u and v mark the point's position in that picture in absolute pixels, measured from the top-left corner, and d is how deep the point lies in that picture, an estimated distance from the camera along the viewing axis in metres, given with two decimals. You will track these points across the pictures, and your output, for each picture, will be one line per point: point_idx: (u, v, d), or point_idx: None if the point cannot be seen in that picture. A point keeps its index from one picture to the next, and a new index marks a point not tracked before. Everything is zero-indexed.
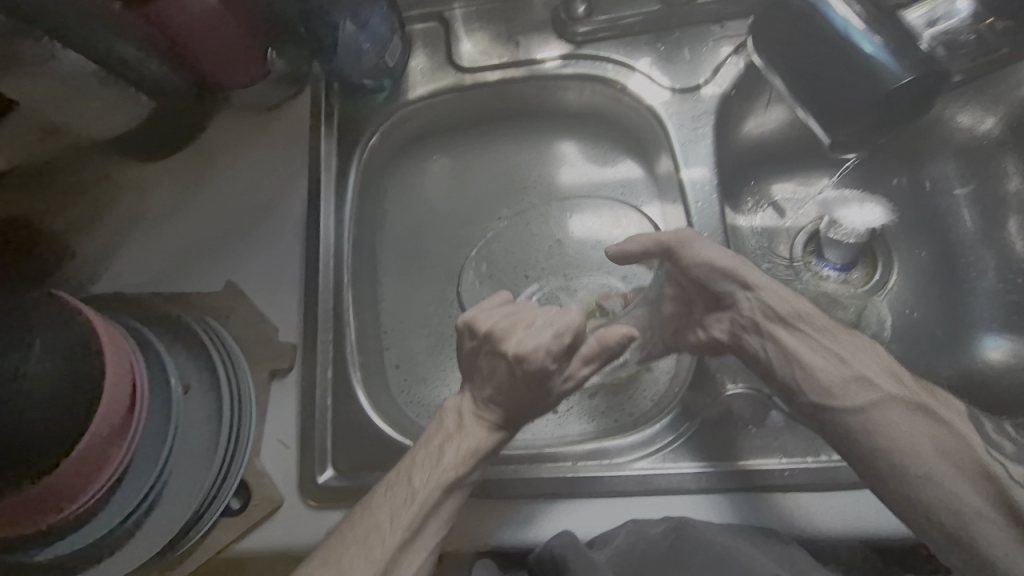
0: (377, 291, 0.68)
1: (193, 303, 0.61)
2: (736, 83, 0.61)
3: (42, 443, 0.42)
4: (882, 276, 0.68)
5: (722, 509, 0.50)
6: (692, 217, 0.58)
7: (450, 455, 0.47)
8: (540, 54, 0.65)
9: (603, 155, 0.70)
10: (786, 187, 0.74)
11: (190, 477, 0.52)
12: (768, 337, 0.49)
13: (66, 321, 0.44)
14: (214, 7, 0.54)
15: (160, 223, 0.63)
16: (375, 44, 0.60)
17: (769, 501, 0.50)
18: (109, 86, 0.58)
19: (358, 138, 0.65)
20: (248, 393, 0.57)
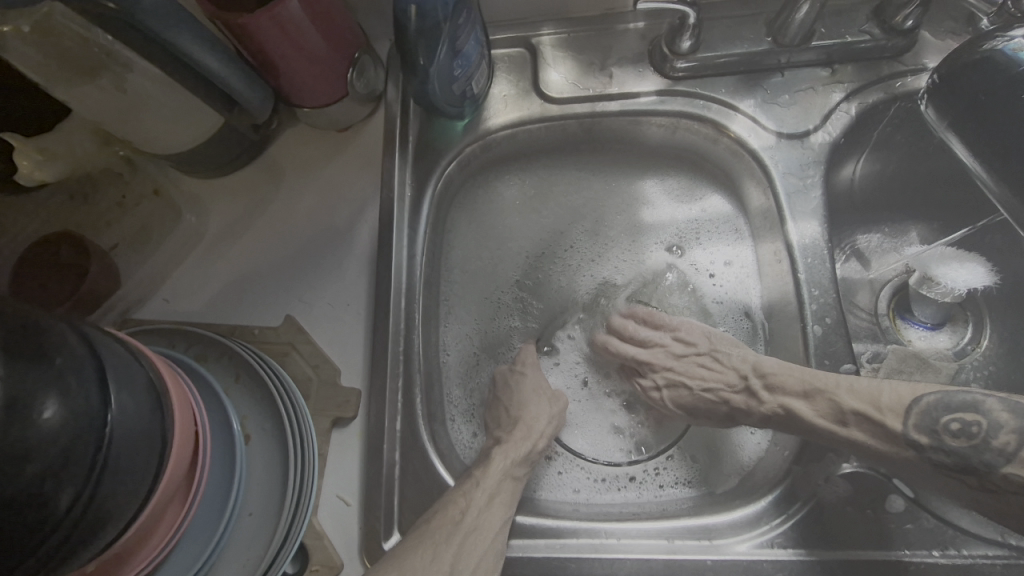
0: (439, 334, 0.61)
1: (251, 339, 0.56)
2: (848, 130, 0.58)
3: (112, 516, 0.34)
4: (966, 345, 0.61)
5: None
6: (799, 274, 0.56)
7: (501, 458, 0.52)
8: (635, 88, 0.61)
9: (691, 190, 0.66)
10: (874, 235, 0.65)
11: (249, 540, 0.47)
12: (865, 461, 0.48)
13: (133, 365, 0.38)
14: (305, 26, 0.51)
15: (224, 250, 0.61)
16: (466, 72, 0.56)
17: None
18: (185, 118, 0.53)
19: (434, 167, 0.62)
20: (310, 445, 0.50)
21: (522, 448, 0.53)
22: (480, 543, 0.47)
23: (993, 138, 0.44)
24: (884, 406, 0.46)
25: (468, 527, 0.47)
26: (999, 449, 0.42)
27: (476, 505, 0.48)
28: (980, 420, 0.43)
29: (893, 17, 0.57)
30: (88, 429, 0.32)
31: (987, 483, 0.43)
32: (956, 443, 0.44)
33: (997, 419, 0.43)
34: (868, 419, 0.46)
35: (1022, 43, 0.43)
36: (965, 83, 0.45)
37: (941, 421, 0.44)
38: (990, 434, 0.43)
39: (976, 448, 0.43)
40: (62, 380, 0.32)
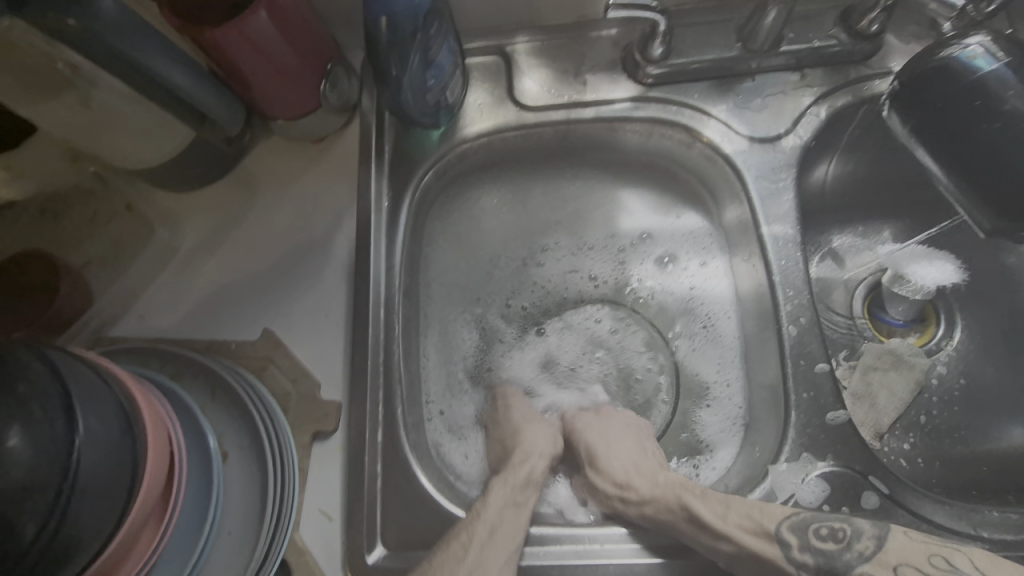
0: (418, 344, 0.61)
1: (229, 354, 0.55)
2: (818, 133, 0.59)
3: (84, 540, 0.34)
4: (939, 338, 0.63)
5: None
6: (773, 276, 0.57)
7: (501, 485, 0.52)
8: (608, 95, 0.61)
9: (666, 205, 0.67)
10: (849, 234, 0.67)
11: (229, 558, 0.47)
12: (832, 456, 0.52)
13: (102, 387, 0.37)
14: (274, 39, 0.51)
15: (200, 264, 0.60)
16: (439, 82, 0.56)
17: None
18: (155, 135, 0.53)
19: (411, 176, 0.61)
20: (290, 459, 0.50)
21: (522, 473, 0.54)
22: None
23: (955, 142, 0.45)
24: (764, 512, 0.47)
25: (471, 562, 0.46)
26: (859, 554, 0.45)
27: (482, 536, 0.48)
28: (846, 525, 0.46)
29: (858, 22, 0.58)
30: (53, 456, 0.32)
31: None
32: (823, 544, 0.46)
33: (857, 525, 0.46)
34: (751, 524, 0.47)
35: (976, 51, 0.45)
36: (924, 89, 0.46)
37: (811, 525, 0.46)
38: (852, 539, 0.46)
39: (840, 551, 0.45)
40: (23, 408, 0.32)
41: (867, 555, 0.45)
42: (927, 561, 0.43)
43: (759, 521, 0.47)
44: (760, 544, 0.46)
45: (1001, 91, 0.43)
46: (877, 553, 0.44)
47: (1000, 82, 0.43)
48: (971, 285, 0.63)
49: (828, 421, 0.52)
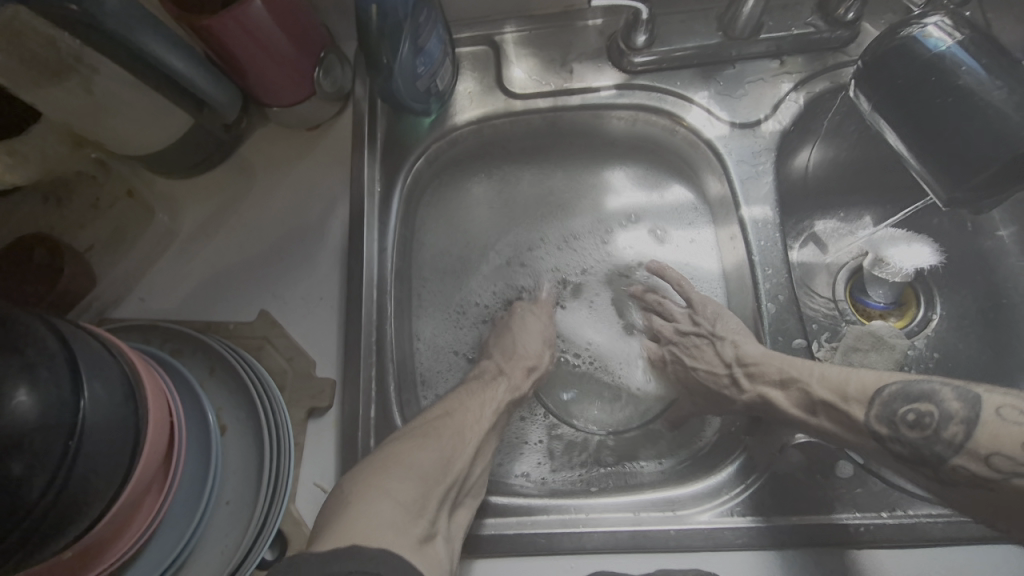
0: (412, 325, 0.63)
1: (226, 334, 0.57)
2: (797, 119, 0.61)
3: (86, 500, 0.35)
4: (923, 316, 0.64)
5: (779, 563, 0.49)
6: (753, 257, 0.59)
7: (506, 380, 0.58)
8: (594, 82, 0.63)
9: (654, 181, 0.68)
10: (829, 220, 0.67)
11: (228, 526, 0.49)
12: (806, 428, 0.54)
13: (107, 356, 0.39)
14: (270, 27, 0.52)
15: (198, 248, 0.62)
16: (429, 69, 0.58)
17: (799, 559, 0.49)
18: (154, 121, 0.55)
19: (403, 163, 0.63)
20: (286, 436, 0.52)
21: (519, 386, 0.59)
22: (483, 461, 0.54)
23: (910, 119, 0.49)
24: (850, 396, 0.48)
25: (478, 441, 0.53)
26: (950, 442, 0.43)
27: (484, 420, 0.55)
28: (933, 411, 0.45)
29: (836, 9, 0.60)
30: (61, 417, 0.34)
31: (945, 475, 0.44)
32: (911, 435, 0.45)
33: (949, 410, 0.44)
34: (837, 410, 0.49)
35: (931, 31, 0.48)
36: (890, 71, 0.49)
37: (898, 412, 0.46)
38: (940, 424, 0.44)
39: (927, 440, 0.44)
40: (32, 371, 0.34)
41: (957, 443, 0.43)
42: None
43: (843, 413, 0.49)
44: (850, 435, 0.49)
45: (954, 70, 0.47)
46: (967, 441, 0.42)
47: (953, 60, 0.47)
48: (947, 267, 0.64)
49: None
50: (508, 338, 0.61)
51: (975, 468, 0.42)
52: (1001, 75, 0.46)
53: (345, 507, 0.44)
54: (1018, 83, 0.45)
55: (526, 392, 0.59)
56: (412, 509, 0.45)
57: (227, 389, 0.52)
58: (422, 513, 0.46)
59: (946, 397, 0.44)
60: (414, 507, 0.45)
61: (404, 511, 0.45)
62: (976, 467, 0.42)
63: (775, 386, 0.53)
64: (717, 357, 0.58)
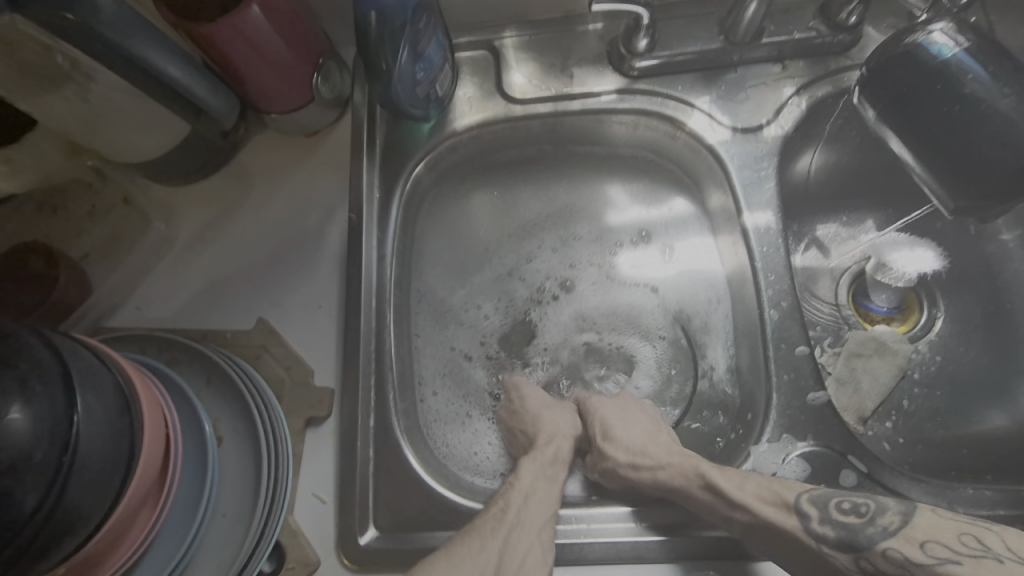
0: (412, 332, 0.62)
1: (224, 343, 0.57)
2: (799, 124, 0.61)
3: (81, 514, 0.35)
4: (925, 322, 0.63)
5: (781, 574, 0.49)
6: (756, 263, 0.58)
7: (530, 465, 0.54)
8: (595, 87, 0.63)
9: (654, 193, 0.68)
10: (832, 225, 0.67)
11: (225, 538, 0.48)
12: (809, 436, 0.53)
13: (102, 368, 0.38)
14: (268, 33, 0.52)
15: (195, 256, 0.61)
16: (429, 74, 0.57)
17: None
18: (151, 128, 0.54)
19: (402, 168, 0.63)
20: (284, 447, 0.51)
21: (548, 453, 0.55)
22: (525, 546, 0.47)
23: (917, 127, 0.49)
24: (783, 483, 0.48)
25: (506, 528, 0.47)
26: (883, 529, 0.44)
27: (516, 504, 0.50)
28: (870, 502, 0.46)
29: (837, 14, 0.59)
30: (55, 432, 0.33)
31: (869, 564, 0.43)
32: (845, 517, 0.45)
33: (883, 503, 0.46)
34: (771, 496, 0.47)
35: (937, 38, 0.47)
36: (893, 76, 0.49)
37: (832, 500, 0.46)
38: (876, 513, 0.45)
39: (862, 525, 0.44)
40: (25, 386, 0.33)
41: (892, 530, 0.43)
42: (957, 539, 0.42)
43: (777, 492, 0.47)
44: (782, 516, 0.46)
45: (960, 77, 0.46)
46: (903, 527, 0.43)
47: (960, 66, 0.46)
48: (951, 272, 0.64)
49: (808, 402, 0.54)
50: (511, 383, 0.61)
51: (907, 552, 0.42)
52: (1008, 79, 0.45)
53: None
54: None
55: (557, 459, 0.55)
56: None
57: (225, 399, 0.51)
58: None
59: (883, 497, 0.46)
60: None
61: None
62: (911, 552, 0.42)
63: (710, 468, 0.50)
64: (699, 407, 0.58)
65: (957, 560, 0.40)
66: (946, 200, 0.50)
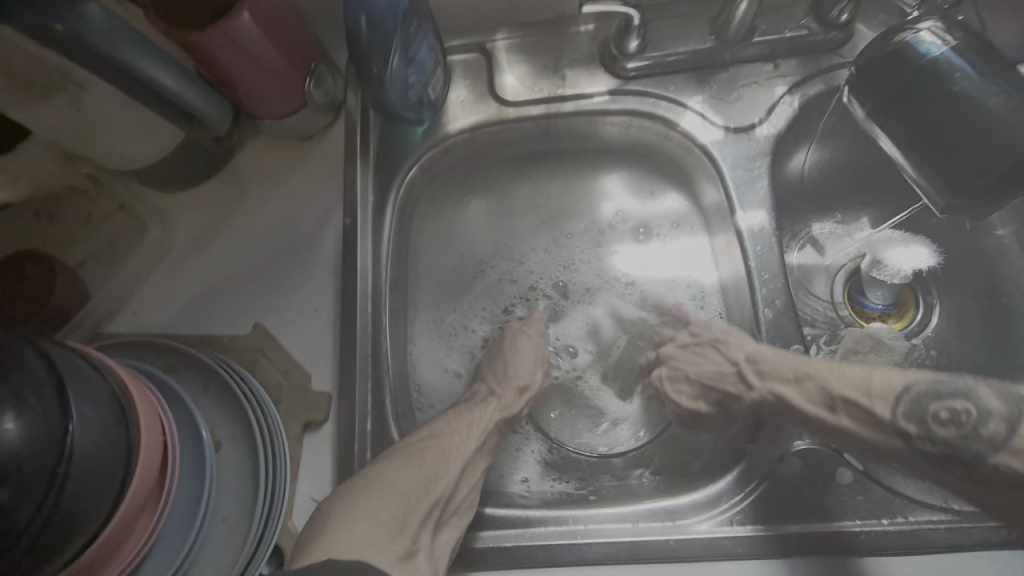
0: (409, 335, 0.63)
1: (221, 349, 0.57)
2: (792, 122, 0.61)
3: (78, 521, 0.35)
4: (921, 319, 0.63)
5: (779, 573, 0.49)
6: (749, 262, 0.58)
7: (494, 408, 0.58)
8: (587, 88, 0.63)
9: (650, 183, 0.67)
10: (826, 223, 0.67)
11: (225, 542, 0.48)
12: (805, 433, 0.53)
13: (97, 377, 0.39)
14: (259, 40, 0.52)
15: (191, 262, 0.61)
16: (421, 79, 0.57)
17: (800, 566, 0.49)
18: (145, 137, 0.55)
19: (396, 172, 0.63)
20: (282, 450, 0.51)
21: (512, 409, 0.59)
22: (470, 479, 0.54)
23: (906, 126, 0.49)
24: (874, 394, 0.51)
25: (463, 462, 0.53)
26: (991, 441, 0.46)
27: (473, 441, 0.55)
28: (970, 409, 0.49)
29: (829, 12, 0.59)
30: (50, 442, 0.34)
31: (981, 475, 0.47)
32: (946, 432, 0.48)
33: (984, 408, 0.48)
34: (858, 406, 0.51)
35: (925, 37, 0.48)
36: (882, 75, 0.49)
37: (929, 410, 0.50)
38: (979, 425, 0.48)
39: (964, 439, 0.48)
40: (20, 397, 0.34)
41: (998, 441, 0.46)
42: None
43: (873, 412, 0.51)
44: (882, 436, 0.50)
45: (949, 75, 0.46)
46: (1010, 438, 0.45)
47: (949, 64, 0.46)
48: (946, 268, 0.64)
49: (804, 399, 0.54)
50: (501, 362, 0.61)
51: (1018, 466, 0.45)
52: (997, 78, 0.45)
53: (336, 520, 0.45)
54: (1013, 87, 0.45)
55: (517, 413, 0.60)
56: (395, 527, 0.47)
57: (222, 404, 0.52)
58: (404, 530, 0.47)
59: (981, 396, 0.50)
60: (396, 526, 0.47)
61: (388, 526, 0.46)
62: (1018, 465, 0.45)
63: (788, 384, 0.55)
64: (721, 358, 0.60)
65: None
66: (937, 200, 0.50)
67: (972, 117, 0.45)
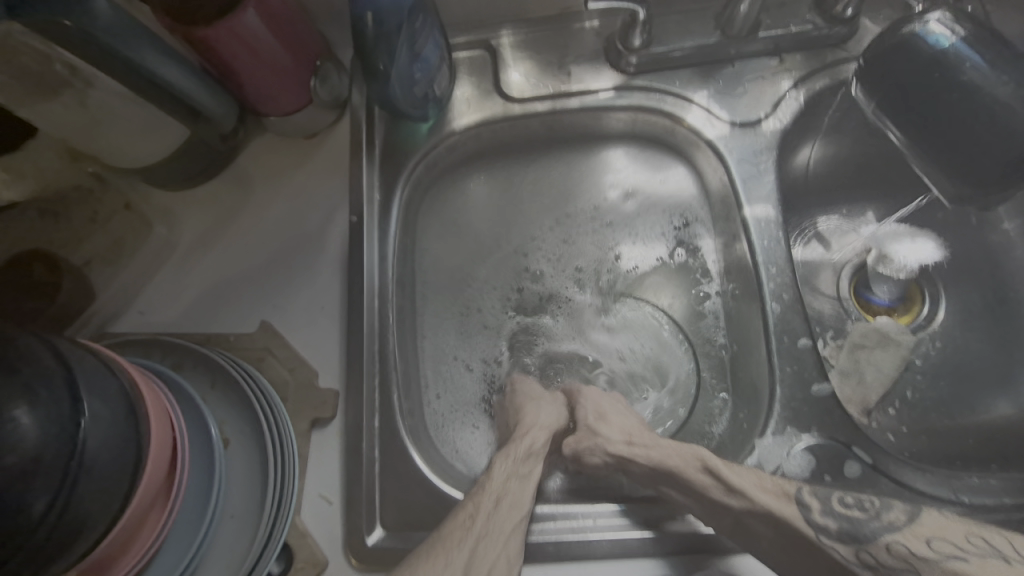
0: (415, 331, 0.63)
1: (228, 346, 0.57)
2: (797, 117, 0.61)
3: (90, 518, 0.35)
4: (927, 312, 0.63)
5: None
6: (756, 255, 0.58)
7: (504, 461, 0.52)
8: (592, 84, 0.63)
9: (656, 176, 0.67)
10: (831, 217, 0.67)
11: (234, 540, 0.48)
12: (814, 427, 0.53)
13: (106, 373, 0.38)
14: (265, 36, 0.52)
15: (197, 260, 0.61)
16: (427, 75, 0.57)
17: None
18: (151, 134, 0.55)
19: (402, 169, 0.63)
20: (290, 445, 0.51)
21: (523, 446, 0.54)
22: (495, 556, 0.46)
23: (914, 117, 0.49)
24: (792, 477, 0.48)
25: (476, 538, 0.47)
26: (887, 523, 0.45)
27: (486, 510, 0.49)
28: (875, 498, 0.47)
29: (834, 6, 0.59)
30: (61, 436, 0.34)
31: (873, 557, 0.44)
32: (848, 512, 0.46)
33: (889, 500, 0.47)
34: (786, 490, 0.47)
35: (933, 27, 0.48)
36: (890, 67, 0.49)
37: (834, 495, 0.47)
38: (881, 510, 0.46)
39: (867, 520, 0.45)
40: (31, 392, 0.33)
41: (898, 525, 0.44)
42: (966, 539, 0.42)
43: (781, 486, 0.48)
44: (785, 509, 0.46)
45: (957, 66, 0.46)
46: (909, 524, 0.44)
47: (958, 55, 0.46)
48: (951, 262, 0.64)
49: (812, 392, 0.54)
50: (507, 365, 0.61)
51: (912, 546, 0.43)
52: (1007, 68, 0.45)
53: None
54: (1023, 77, 0.45)
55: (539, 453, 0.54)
56: None
57: (230, 401, 0.52)
58: None
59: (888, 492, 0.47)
60: None
61: None
62: (911, 546, 0.43)
63: (718, 460, 0.50)
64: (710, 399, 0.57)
65: (962, 557, 0.41)
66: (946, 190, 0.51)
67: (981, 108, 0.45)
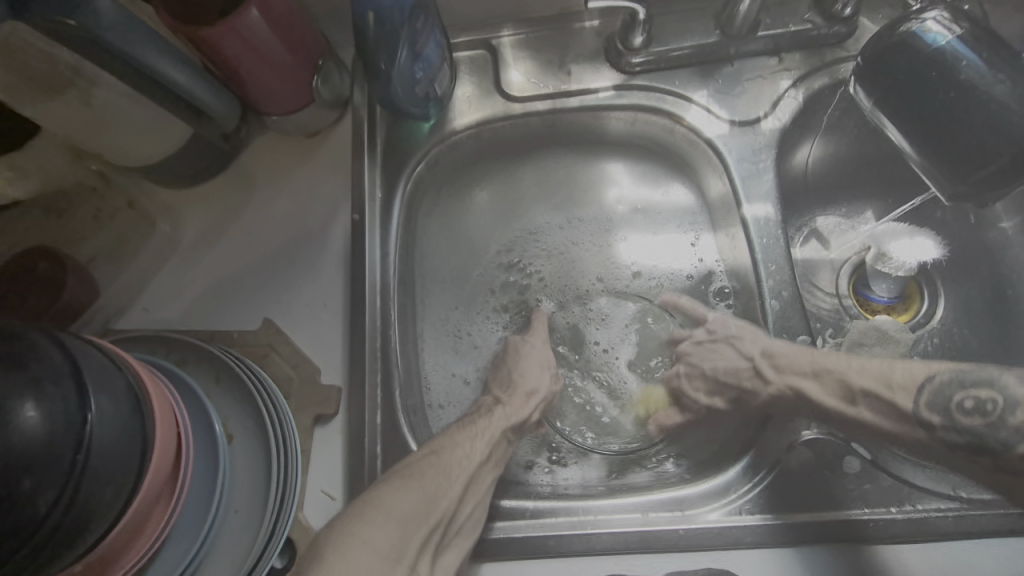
0: (416, 329, 0.63)
1: (231, 343, 0.57)
2: (796, 115, 0.61)
3: (97, 512, 0.36)
4: (927, 310, 0.64)
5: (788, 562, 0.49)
6: (755, 253, 0.59)
7: (501, 417, 0.56)
8: (593, 83, 0.63)
9: (657, 176, 0.68)
10: (829, 216, 0.67)
11: (238, 535, 0.49)
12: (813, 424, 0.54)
13: (113, 369, 0.39)
14: (267, 35, 0.53)
15: (200, 257, 0.62)
16: (428, 74, 0.58)
17: (809, 555, 0.49)
18: (155, 133, 0.55)
19: (403, 168, 0.63)
20: (293, 441, 0.51)
21: (521, 415, 0.57)
22: (473, 496, 0.51)
23: (912, 115, 0.49)
24: (895, 384, 0.48)
25: (466, 476, 0.51)
26: (1014, 428, 0.43)
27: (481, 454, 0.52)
28: (996, 397, 0.45)
29: (832, 6, 0.60)
30: (68, 431, 0.34)
31: (1006, 462, 0.43)
32: (971, 422, 0.45)
33: (1012, 396, 0.44)
34: (879, 398, 0.48)
35: (931, 26, 0.48)
36: (888, 65, 0.49)
37: (955, 399, 0.46)
38: (1007, 411, 0.44)
39: (990, 428, 0.44)
40: (38, 387, 0.34)
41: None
42: None
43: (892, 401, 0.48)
44: (900, 425, 0.47)
45: (954, 64, 0.47)
46: None
47: (954, 54, 0.47)
48: (950, 260, 0.64)
49: None
50: (505, 369, 0.60)
51: None
52: (1001, 68, 0.46)
53: (333, 548, 0.42)
54: (1019, 75, 0.46)
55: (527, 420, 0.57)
56: (391, 557, 0.44)
57: (234, 397, 0.52)
58: (401, 559, 0.44)
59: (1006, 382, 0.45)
60: (391, 555, 0.44)
61: (384, 558, 0.43)
62: None
63: (806, 375, 0.52)
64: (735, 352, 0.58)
65: None
66: (944, 187, 0.51)
67: (979, 105, 0.46)
